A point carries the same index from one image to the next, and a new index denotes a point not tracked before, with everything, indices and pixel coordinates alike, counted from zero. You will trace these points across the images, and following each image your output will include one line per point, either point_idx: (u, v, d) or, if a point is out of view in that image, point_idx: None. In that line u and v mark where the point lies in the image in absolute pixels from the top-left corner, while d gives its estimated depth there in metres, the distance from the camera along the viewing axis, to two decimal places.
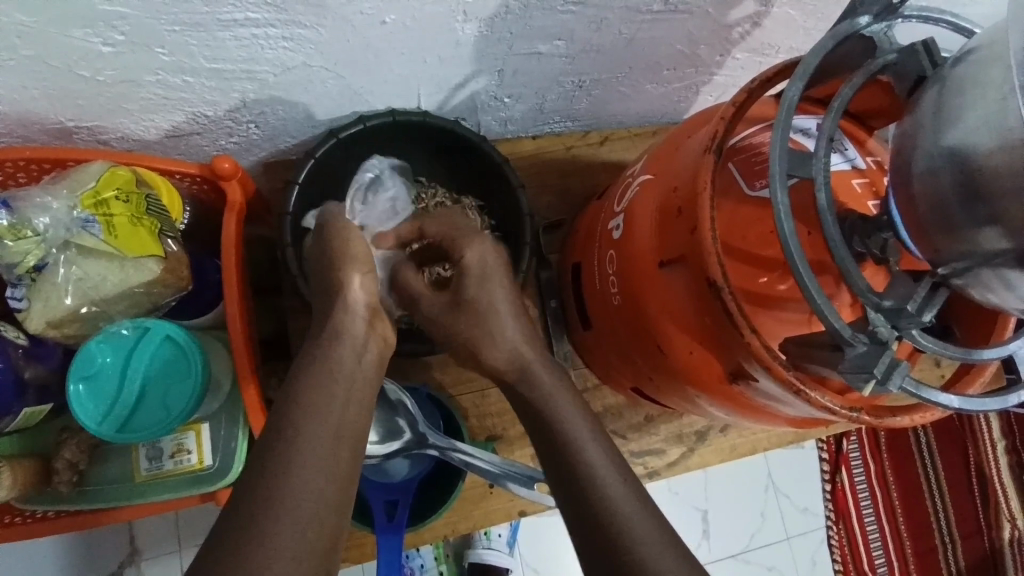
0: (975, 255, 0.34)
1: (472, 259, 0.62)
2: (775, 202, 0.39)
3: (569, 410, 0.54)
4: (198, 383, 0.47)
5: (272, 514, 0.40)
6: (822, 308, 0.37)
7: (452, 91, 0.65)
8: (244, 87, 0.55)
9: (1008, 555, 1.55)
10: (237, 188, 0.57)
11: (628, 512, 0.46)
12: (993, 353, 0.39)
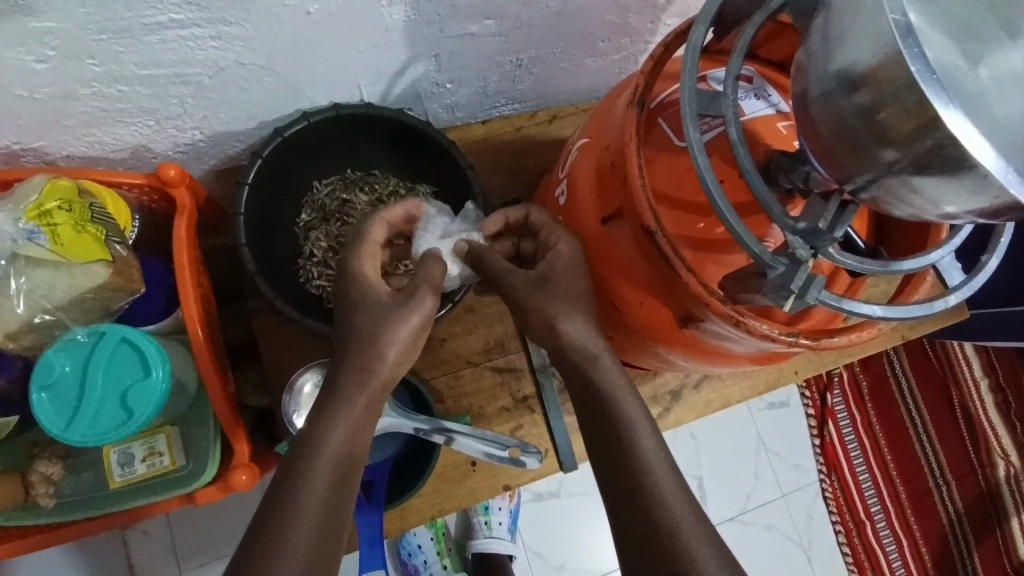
0: (878, 167, 0.36)
1: (561, 250, 0.53)
2: (690, 141, 0.41)
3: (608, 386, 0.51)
4: (162, 383, 0.47)
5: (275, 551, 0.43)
6: (743, 236, 0.39)
7: (392, 79, 0.66)
8: (181, 91, 0.55)
9: (1002, 490, 1.58)
10: (186, 193, 0.58)
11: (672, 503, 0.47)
12: (910, 264, 0.41)
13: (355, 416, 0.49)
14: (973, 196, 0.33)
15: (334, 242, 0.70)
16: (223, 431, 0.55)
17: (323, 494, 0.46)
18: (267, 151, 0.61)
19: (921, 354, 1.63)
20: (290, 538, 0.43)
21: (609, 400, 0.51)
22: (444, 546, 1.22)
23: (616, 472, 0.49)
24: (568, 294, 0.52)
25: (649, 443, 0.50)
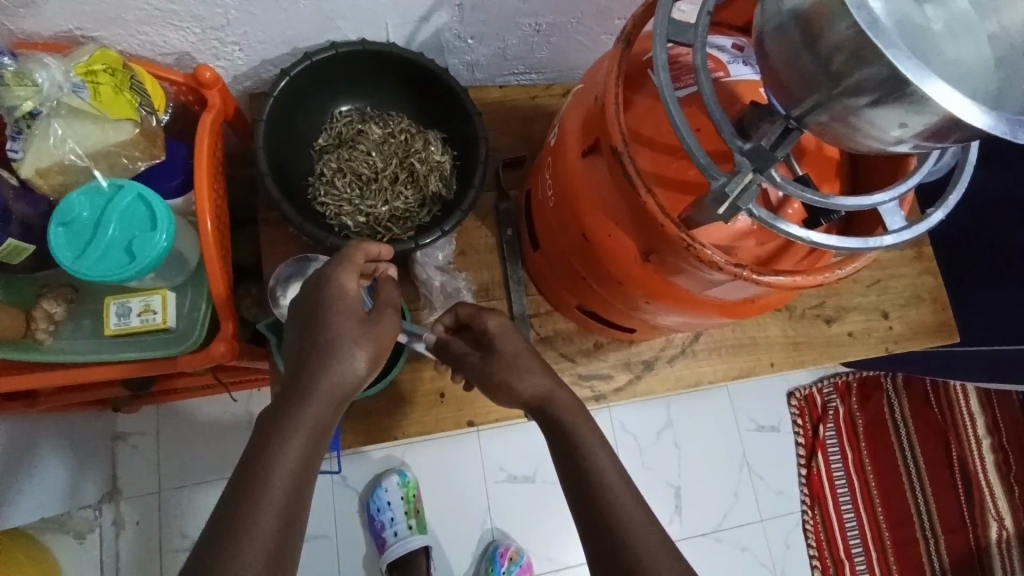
0: (824, 88, 0.38)
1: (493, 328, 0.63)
2: (655, 59, 0.46)
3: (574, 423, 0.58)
4: (165, 240, 0.53)
5: (239, 544, 0.43)
6: (692, 148, 0.44)
7: (418, 24, 0.71)
8: (226, 2, 0.61)
9: (995, 554, 1.53)
10: (217, 95, 0.64)
11: (625, 508, 0.52)
12: (851, 201, 0.44)
13: (319, 416, 0.49)
14: (915, 113, 0.36)
15: (345, 167, 0.76)
16: (214, 305, 0.61)
17: (285, 491, 0.46)
18: (295, 69, 0.67)
19: (923, 401, 1.60)
20: (257, 522, 0.44)
21: (572, 435, 0.57)
22: (413, 507, 1.21)
23: (575, 483, 0.55)
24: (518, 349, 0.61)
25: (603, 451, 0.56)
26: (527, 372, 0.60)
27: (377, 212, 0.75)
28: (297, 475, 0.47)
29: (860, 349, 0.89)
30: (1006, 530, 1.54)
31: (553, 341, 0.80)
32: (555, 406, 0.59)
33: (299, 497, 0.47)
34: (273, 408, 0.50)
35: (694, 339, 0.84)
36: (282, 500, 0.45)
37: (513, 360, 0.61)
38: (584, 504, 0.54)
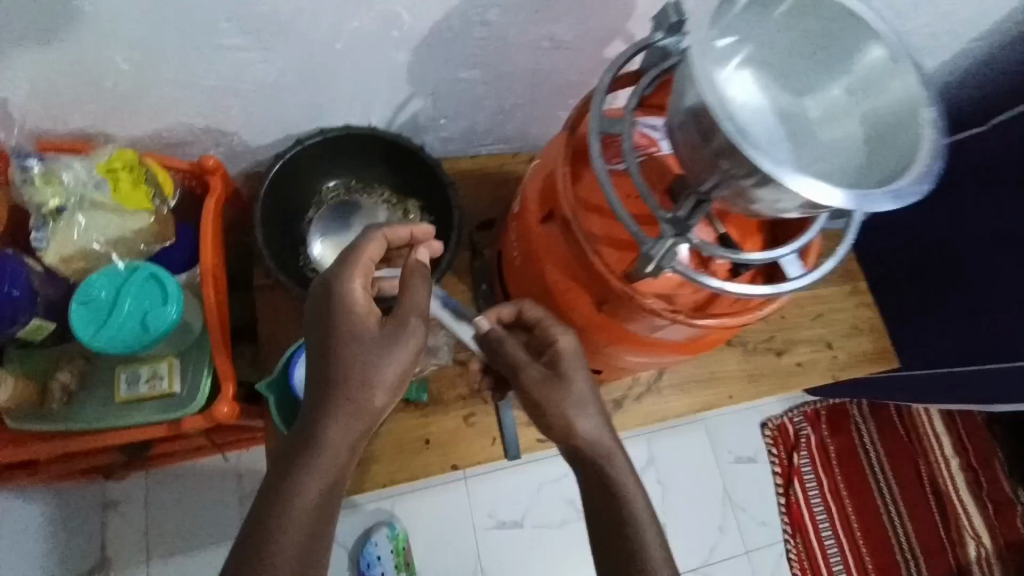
0: (721, 172, 0.48)
1: (564, 346, 0.64)
2: (591, 148, 0.56)
3: (610, 449, 0.62)
4: (175, 314, 0.61)
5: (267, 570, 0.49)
6: (626, 220, 0.54)
7: (396, 109, 0.81)
8: (228, 101, 0.70)
9: (978, 574, 1.55)
10: (218, 179, 0.72)
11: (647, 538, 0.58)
12: (755, 257, 0.54)
13: (340, 447, 0.54)
14: (787, 194, 0.45)
15: (334, 235, 0.84)
16: (215, 370, 0.66)
17: (307, 523, 0.51)
18: (288, 155, 0.77)
19: (890, 426, 1.68)
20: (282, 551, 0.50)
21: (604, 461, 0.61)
22: (405, 559, 1.24)
23: (606, 509, 0.59)
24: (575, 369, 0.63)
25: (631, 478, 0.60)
26: (575, 397, 0.62)
27: None
28: (319, 507, 0.52)
29: (810, 378, 0.98)
30: (985, 548, 1.57)
31: None
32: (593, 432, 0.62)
33: (326, 510, 0.53)
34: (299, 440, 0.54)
35: (659, 377, 0.92)
36: (308, 515, 0.52)
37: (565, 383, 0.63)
38: (612, 533, 0.58)
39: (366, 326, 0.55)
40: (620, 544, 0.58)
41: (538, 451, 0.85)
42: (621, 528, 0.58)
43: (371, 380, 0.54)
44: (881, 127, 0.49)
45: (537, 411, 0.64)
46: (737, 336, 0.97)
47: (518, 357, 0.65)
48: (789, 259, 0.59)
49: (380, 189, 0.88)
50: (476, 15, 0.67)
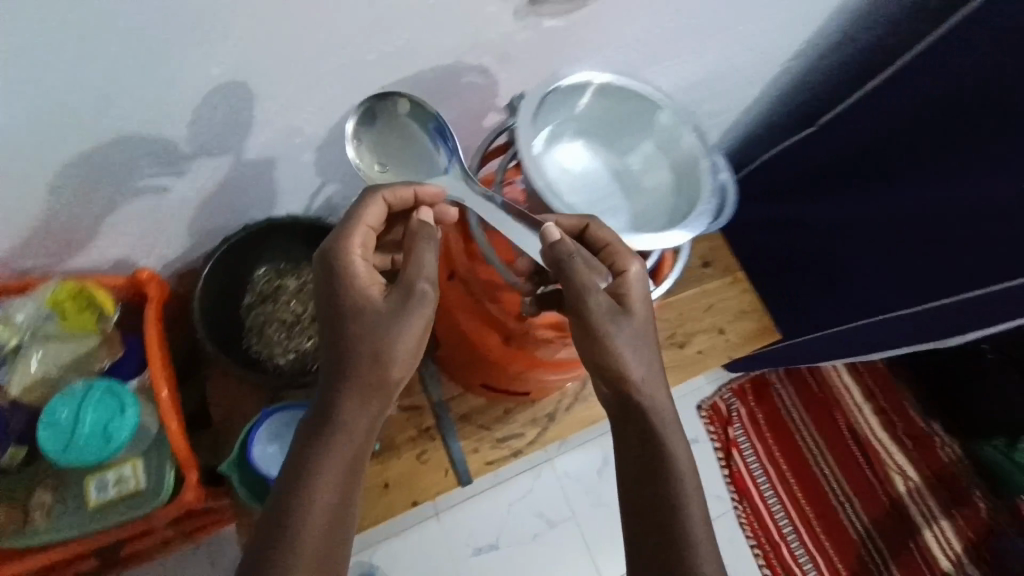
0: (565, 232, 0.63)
1: (634, 274, 0.63)
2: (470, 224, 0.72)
3: (658, 409, 0.64)
4: (133, 418, 0.69)
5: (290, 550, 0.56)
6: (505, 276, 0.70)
7: (312, 196, 0.90)
8: (154, 220, 0.78)
9: (906, 501, 1.78)
10: (156, 287, 0.79)
11: (688, 498, 0.62)
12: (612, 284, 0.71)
13: (355, 428, 0.60)
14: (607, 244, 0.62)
15: (271, 318, 0.92)
16: (177, 462, 0.73)
17: (328, 503, 0.59)
18: (216, 254, 0.85)
19: (806, 386, 1.90)
20: (304, 534, 0.57)
21: (652, 422, 0.64)
22: None
23: (653, 468, 0.63)
24: (638, 304, 0.63)
25: (675, 438, 0.64)
26: (635, 337, 0.62)
27: (305, 348, 0.91)
28: (337, 491, 0.59)
29: (710, 362, 1.15)
30: (908, 479, 1.80)
31: (470, 417, 0.97)
32: (648, 392, 0.64)
33: (348, 486, 0.60)
34: (317, 422, 0.60)
35: (584, 387, 1.05)
36: (336, 476, 0.59)
37: (627, 320, 0.62)
38: (657, 490, 0.62)
39: (373, 295, 0.62)
40: (666, 504, 0.62)
41: (487, 473, 0.95)
42: (659, 466, 0.63)
43: (384, 347, 0.60)
44: (677, 172, 0.69)
45: (586, 335, 0.62)
46: None
47: (589, 281, 0.60)
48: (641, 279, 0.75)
49: (390, 95, 0.71)
50: None
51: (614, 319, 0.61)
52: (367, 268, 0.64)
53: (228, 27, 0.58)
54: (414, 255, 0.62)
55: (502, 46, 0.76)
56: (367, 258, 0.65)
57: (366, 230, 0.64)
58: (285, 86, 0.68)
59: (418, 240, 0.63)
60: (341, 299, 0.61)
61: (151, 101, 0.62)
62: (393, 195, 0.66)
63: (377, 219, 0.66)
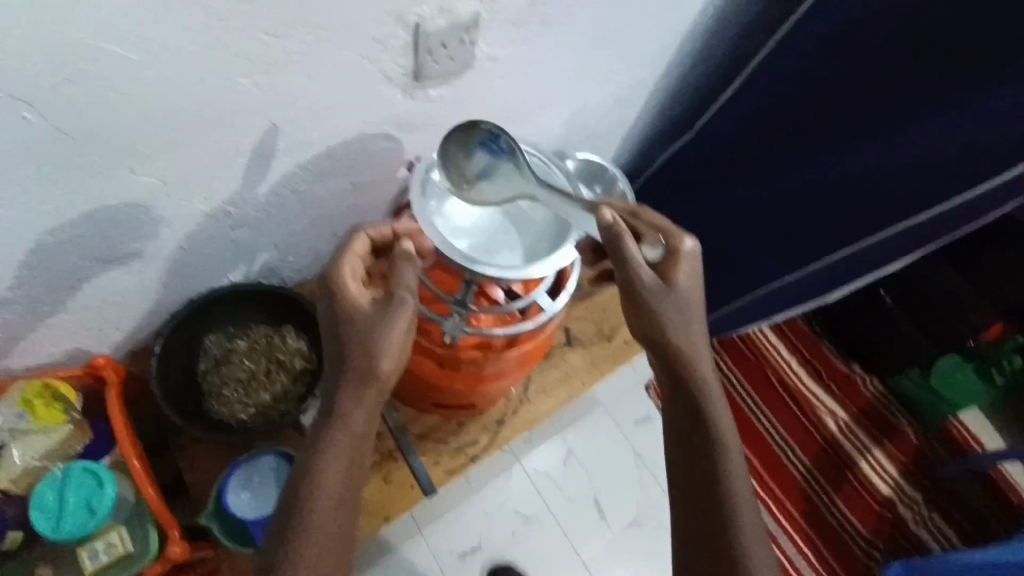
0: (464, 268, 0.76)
1: (685, 248, 0.75)
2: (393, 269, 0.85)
3: (697, 366, 0.76)
4: (111, 492, 0.76)
5: (307, 531, 0.69)
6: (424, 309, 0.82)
7: (248, 265, 1.00)
8: (105, 309, 0.86)
9: (840, 441, 1.93)
10: (112, 371, 0.86)
11: (726, 436, 0.76)
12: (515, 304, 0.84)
13: (356, 423, 0.72)
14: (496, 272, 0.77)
15: (231, 378, 0.99)
16: (156, 521, 0.81)
17: (336, 490, 0.70)
18: (166, 330, 0.93)
19: (738, 350, 2.03)
20: (318, 518, 0.69)
21: (692, 377, 0.76)
22: None
23: (694, 412, 0.77)
24: (681, 275, 0.74)
25: (712, 388, 0.77)
26: (676, 299, 0.74)
27: (265, 401, 0.98)
28: (342, 480, 0.71)
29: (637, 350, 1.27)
30: (838, 418, 1.95)
31: (428, 434, 1.08)
32: (690, 350, 0.76)
33: (351, 476, 0.72)
34: (327, 422, 0.72)
35: (526, 391, 1.17)
36: (341, 471, 0.71)
37: (671, 288, 0.74)
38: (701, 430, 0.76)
39: (363, 309, 0.72)
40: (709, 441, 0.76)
41: (449, 481, 1.06)
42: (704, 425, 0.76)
43: (375, 352, 0.71)
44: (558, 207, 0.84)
45: (634, 303, 0.75)
46: (574, 339, 1.25)
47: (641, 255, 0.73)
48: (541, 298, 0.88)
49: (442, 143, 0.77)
50: (289, 190, 0.88)
51: (663, 285, 0.74)
52: (360, 288, 0.74)
53: (151, 146, 0.68)
54: (395, 273, 0.72)
55: (401, 117, 0.87)
56: (359, 280, 0.75)
57: (355, 258, 0.74)
58: (209, 178, 0.77)
59: (398, 261, 0.73)
60: (336, 315, 0.73)
61: (88, 213, 0.71)
62: (377, 231, 0.77)
63: (364, 249, 0.76)
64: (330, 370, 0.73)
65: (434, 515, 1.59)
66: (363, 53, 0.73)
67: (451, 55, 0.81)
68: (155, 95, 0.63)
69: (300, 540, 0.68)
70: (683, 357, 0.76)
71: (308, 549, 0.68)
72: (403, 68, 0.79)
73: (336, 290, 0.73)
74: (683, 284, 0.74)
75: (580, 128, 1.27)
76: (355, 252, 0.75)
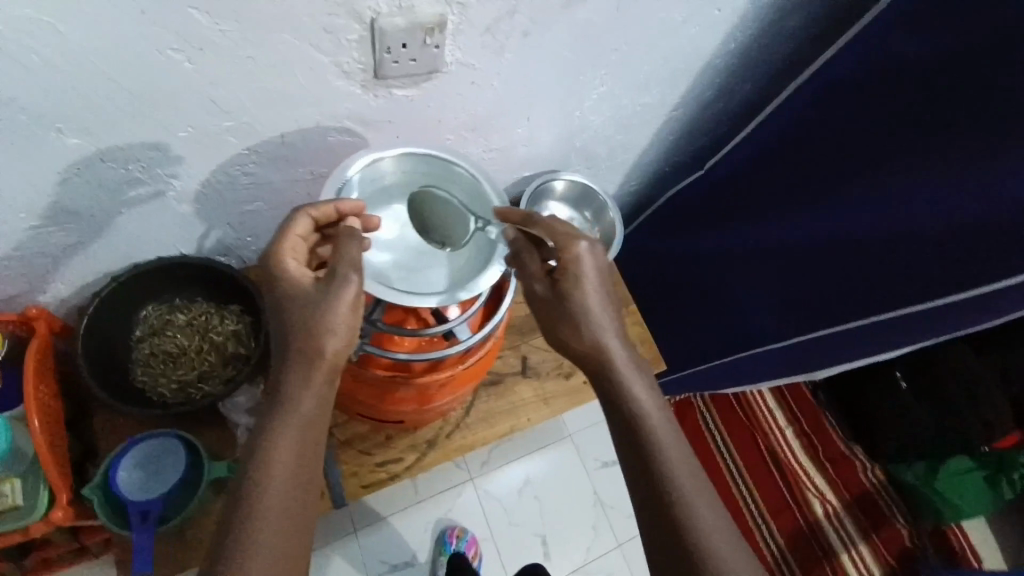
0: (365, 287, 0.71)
1: (579, 251, 0.71)
2: None
3: (621, 371, 0.70)
4: (7, 442, 0.77)
5: (249, 533, 0.58)
6: None
7: (201, 239, 0.98)
8: (43, 262, 0.86)
9: (826, 528, 1.74)
10: (42, 322, 0.86)
11: (666, 446, 0.67)
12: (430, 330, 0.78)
13: (304, 410, 0.63)
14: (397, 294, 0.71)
15: (156, 350, 0.99)
16: (50, 485, 0.80)
17: (284, 484, 0.60)
18: (103, 291, 0.92)
19: (728, 407, 1.89)
20: (264, 517, 0.59)
21: (617, 385, 0.70)
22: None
23: (626, 425, 0.69)
24: (573, 285, 0.71)
25: (644, 392, 0.69)
26: (579, 308, 0.71)
27: (187, 379, 0.98)
28: (292, 472, 0.61)
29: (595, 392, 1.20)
30: (829, 503, 1.77)
31: (351, 443, 1.04)
32: (607, 356, 0.70)
33: (304, 466, 0.62)
34: (274, 409, 0.63)
35: (466, 414, 1.12)
36: (286, 469, 0.61)
37: (568, 300, 0.71)
38: (636, 444, 0.68)
39: (305, 287, 0.66)
40: (647, 455, 0.67)
41: (363, 496, 1.02)
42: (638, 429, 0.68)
43: (318, 330, 0.64)
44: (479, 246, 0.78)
45: (549, 323, 0.73)
46: (530, 369, 1.18)
47: (534, 269, 0.74)
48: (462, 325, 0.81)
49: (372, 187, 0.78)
50: (237, 171, 0.86)
51: (564, 297, 0.71)
52: (302, 270, 0.68)
53: (78, 108, 0.66)
54: (338, 246, 0.67)
55: (358, 112, 0.84)
56: (302, 262, 0.70)
57: (295, 238, 0.69)
58: (148, 145, 0.75)
59: (341, 238, 0.67)
60: (278, 298, 0.66)
61: (13, 168, 0.70)
62: (315, 210, 0.69)
63: (308, 230, 0.70)
64: (277, 359, 0.66)
65: (372, 518, 1.55)
66: (310, 41, 0.70)
67: (413, 55, 0.77)
68: (77, 60, 0.61)
69: (245, 542, 0.58)
70: (599, 366, 0.71)
71: (255, 553, 0.57)
72: (362, 62, 0.76)
73: (276, 273, 0.67)
74: (581, 287, 0.71)
75: (573, 148, 1.21)
76: (299, 235, 0.69)
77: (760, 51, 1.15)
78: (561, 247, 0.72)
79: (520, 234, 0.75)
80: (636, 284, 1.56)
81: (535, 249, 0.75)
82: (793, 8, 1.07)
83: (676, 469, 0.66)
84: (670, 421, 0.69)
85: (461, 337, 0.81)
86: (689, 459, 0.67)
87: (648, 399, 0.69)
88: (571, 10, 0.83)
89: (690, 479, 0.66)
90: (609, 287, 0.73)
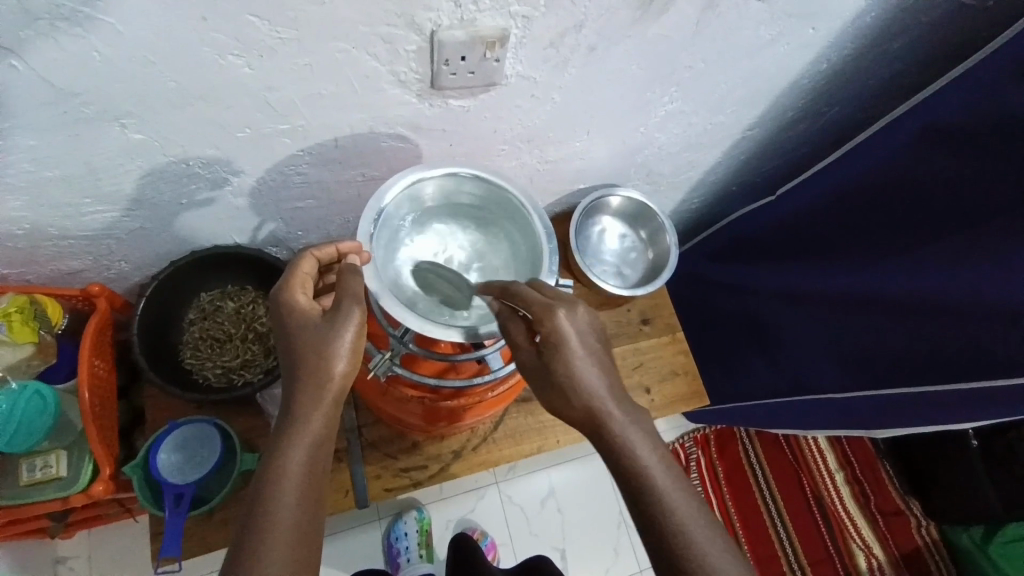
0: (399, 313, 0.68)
1: (563, 327, 0.63)
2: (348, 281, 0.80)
3: (628, 439, 0.62)
4: (52, 418, 0.85)
5: (257, 554, 0.56)
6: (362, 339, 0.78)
7: (255, 231, 1.00)
8: (109, 242, 0.90)
9: None
10: (102, 300, 0.92)
11: (685, 521, 0.59)
12: (463, 356, 0.75)
13: (314, 429, 0.62)
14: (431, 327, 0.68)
15: (206, 334, 1.04)
16: (94, 459, 0.86)
17: (293, 504, 0.59)
18: (161, 275, 0.96)
19: (774, 444, 1.77)
20: (273, 536, 0.57)
21: (626, 459, 0.62)
22: (422, 538, 1.53)
23: (638, 503, 0.61)
24: (558, 360, 0.63)
25: (654, 461, 0.62)
26: (572, 379, 0.63)
27: (230, 365, 1.03)
28: (299, 492, 0.60)
29: None
30: (875, 559, 1.62)
31: (378, 445, 1.05)
32: (610, 427, 0.63)
33: (311, 486, 0.61)
34: (281, 430, 0.63)
35: (495, 429, 1.10)
36: (298, 488, 0.60)
37: (557, 376, 0.63)
38: (650, 522, 0.60)
39: (311, 317, 0.66)
40: (663, 534, 0.59)
41: (385, 499, 1.03)
42: (656, 506, 0.60)
43: (323, 355, 0.63)
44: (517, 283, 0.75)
45: (540, 390, 0.66)
46: None
47: (519, 337, 0.66)
48: (494, 355, 0.78)
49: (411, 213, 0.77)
50: (291, 170, 0.86)
51: (551, 366, 0.63)
52: (309, 304, 0.68)
53: (143, 107, 0.68)
54: (342, 277, 0.66)
55: (413, 119, 0.82)
56: (310, 295, 0.70)
57: (302, 275, 0.69)
58: (208, 142, 0.76)
59: (345, 274, 0.66)
60: (281, 326, 0.66)
61: (85, 157, 0.73)
62: (319, 250, 0.70)
63: (313, 269, 0.70)
64: (284, 383, 0.65)
65: (397, 508, 1.57)
66: (367, 50, 0.68)
67: (470, 68, 0.74)
68: (144, 63, 0.62)
69: (251, 562, 0.56)
70: (602, 438, 0.63)
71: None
72: (418, 73, 0.74)
73: (284, 299, 0.67)
74: (566, 358, 0.63)
75: (634, 164, 1.14)
76: (303, 274, 0.69)
77: (855, 73, 1.04)
78: (537, 317, 0.63)
79: (503, 303, 0.68)
80: (688, 308, 1.48)
81: (517, 316, 0.67)
82: (902, 29, 0.95)
83: (693, 545, 0.59)
84: (688, 489, 0.61)
85: (492, 366, 0.78)
86: (712, 527, 0.60)
87: (660, 467, 0.62)
88: (643, 25, 0.77)
89: (721, 555, 0.59)
90: (597, 347, 0.65)
